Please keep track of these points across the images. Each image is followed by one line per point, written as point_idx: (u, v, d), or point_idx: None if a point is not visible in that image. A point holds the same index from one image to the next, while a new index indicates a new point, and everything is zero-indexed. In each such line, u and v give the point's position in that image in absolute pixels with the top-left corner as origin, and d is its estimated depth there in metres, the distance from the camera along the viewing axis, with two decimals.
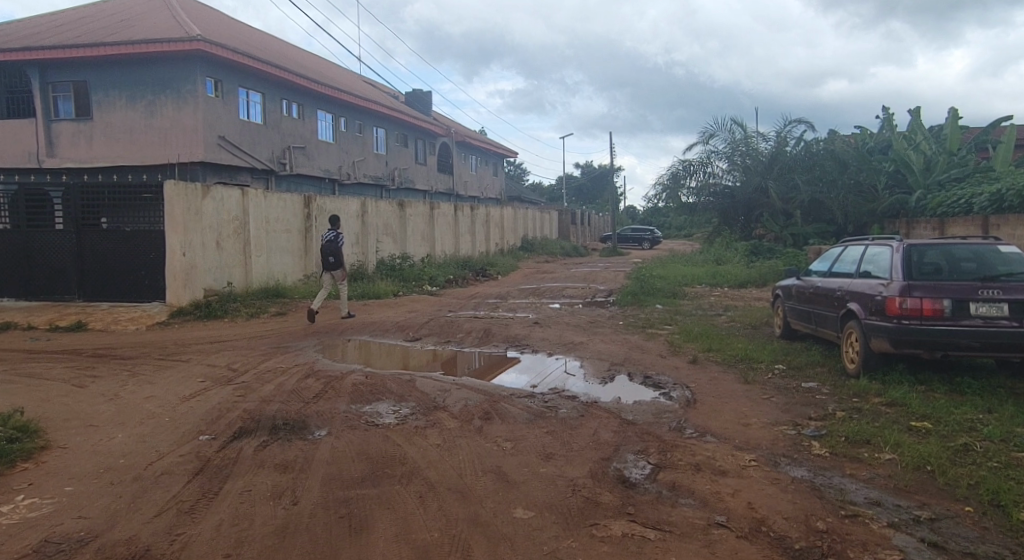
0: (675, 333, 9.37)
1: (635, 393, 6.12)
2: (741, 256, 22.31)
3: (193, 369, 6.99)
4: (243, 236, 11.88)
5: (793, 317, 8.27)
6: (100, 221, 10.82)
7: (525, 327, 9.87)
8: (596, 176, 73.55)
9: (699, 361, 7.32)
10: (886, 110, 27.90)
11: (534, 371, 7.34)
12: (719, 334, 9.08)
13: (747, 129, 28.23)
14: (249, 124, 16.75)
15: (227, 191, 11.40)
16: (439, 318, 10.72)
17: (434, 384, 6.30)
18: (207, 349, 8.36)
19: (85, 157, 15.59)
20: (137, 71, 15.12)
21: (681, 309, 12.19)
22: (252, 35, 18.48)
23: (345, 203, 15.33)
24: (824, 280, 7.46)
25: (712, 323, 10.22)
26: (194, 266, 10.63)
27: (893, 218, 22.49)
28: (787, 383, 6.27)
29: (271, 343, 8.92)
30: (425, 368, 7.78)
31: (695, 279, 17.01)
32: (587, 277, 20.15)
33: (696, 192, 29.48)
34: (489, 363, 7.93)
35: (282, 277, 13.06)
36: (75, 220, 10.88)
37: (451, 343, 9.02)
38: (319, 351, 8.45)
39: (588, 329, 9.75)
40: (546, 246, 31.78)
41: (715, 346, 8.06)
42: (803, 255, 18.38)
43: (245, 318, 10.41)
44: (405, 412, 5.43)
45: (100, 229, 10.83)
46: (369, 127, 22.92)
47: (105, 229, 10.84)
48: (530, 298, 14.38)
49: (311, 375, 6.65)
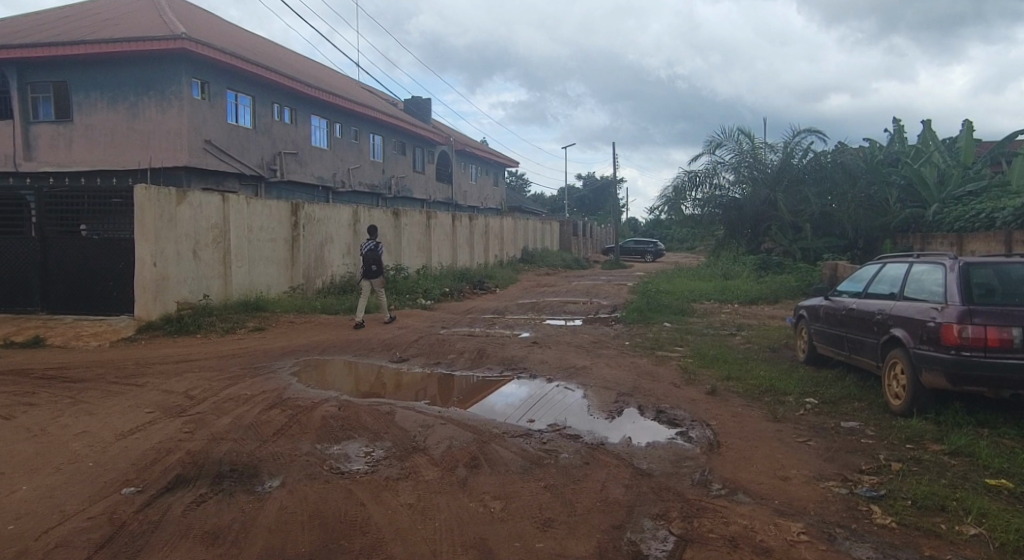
0: (688, 356, 8.52)
1: (648, 432, 5.29)
2: (750, 271, 21.53)
3: (145, 395, 6.16)
4: (222, 244, 11.10)
5: (820, 341, 7.42)
6: (80, 228, 10.09)
7: (522, 347, 9.03)
8: (598, 188, 73.06)
9: (719, 393, 6.47)
10: (896, 122, 27.23)
11: (532, 399, 6.53)
12: (736, 358, 8.23)
13: (755, 140, 27.41)
14: (238, 128, 16.05)
15: (207, 197, 10.64)
16: (430, 336, 9.91)
17: (415, 419, 5.47)
18: (171, 370, 7.54)
19: (63, 160, 14.87)
20: (120, 71, 14.44)
21: (691, 327, 11.36)
22: (244, 36, 17.84)
23: (336, 211, 14.57)
24: (860, 302, 6.61)
25: (727, 344, 9.37)
26: (167, 277, 9.84)
27: (906, 232, 21.74)
28: (824, 421, 5.43)
29: (243, 363, 8.10)
30: (410, 394, 6.96)
31: (703, 295, 16.21)
32: (589, 290, 19.37)
33: (702, 204, 28.68)
34: (482, 388, 7.11)
35: (265, 288, 12.26)
36: (53, 226, 10.17)
37: (441, 365, 8.18)
38: (293, 373, 7.62)
39: (591, 351, 8.90)
40: (548, 258, 31.00)
41: (734, 373, 7.21)
42: (816, 270, 17.57)
43: (219, 335, 9.58)
44: (377, 456, 4.60)
45: (79, 236, 10.11)
46: (365, 134, 22.26)
47: (84, 237, 10.11)
48: (530, 313, 13.57)
49: (277, 406, 5.82)
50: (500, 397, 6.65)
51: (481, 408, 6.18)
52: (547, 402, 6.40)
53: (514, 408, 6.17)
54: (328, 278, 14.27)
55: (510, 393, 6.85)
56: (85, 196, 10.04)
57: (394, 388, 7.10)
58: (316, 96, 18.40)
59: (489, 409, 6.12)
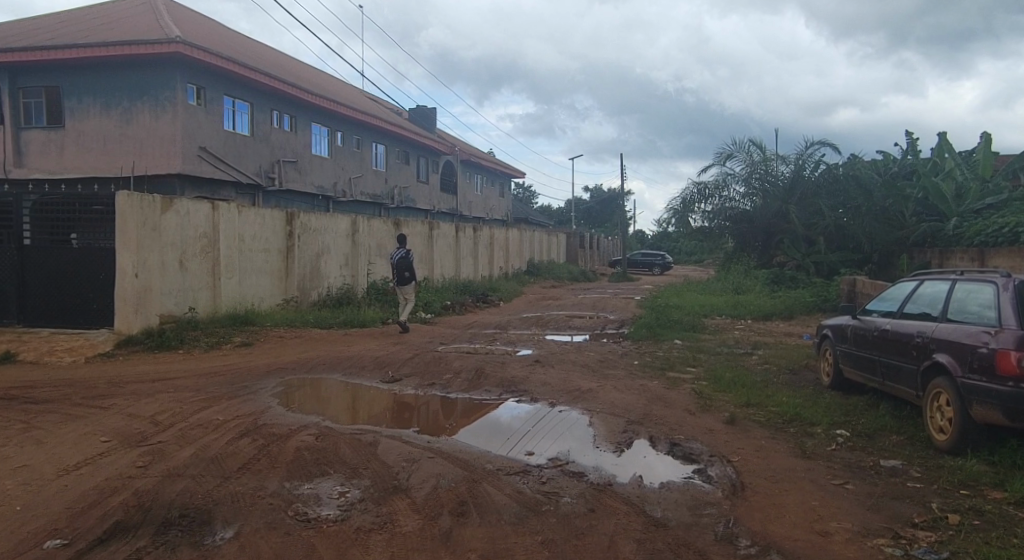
0: (702, 379, 7.87)
1: (661, 470, 4.69)
2: (762, 285, 20.88)
3: (108, 420, 5.62)
4: (211, 254, 10.61)
5: (848, 365, 6.81)
6: (71, 237, 9.61)
7: (523, 367, 8.41)
8: (605, 200, 72.69)
9: (739, 423, 5.83)
10: (909, 135, 26.71)
11: (533, 427, 5.94)
12: (755, 381, 7.57)
13: (766, 152, 27.03)
14: (234, 135, 15.68)
15: (195, 205, 10.17)
16: (426, 353, 9.32)
17: (400, 452, 4.88)
18: (144, 389, 7.01)
19: (54, 166, 14.50)
20: (114, 76, 14.10)
21: (704, 346, 10.70)
22: (244, 42, 17.53)
23: (334, 220, 14.08)
24: (894, 323, 5.99)
25: (743, 365, 8.72)
26: (150, 288, 9.33)
27: (923, 247, 21.03)
28: (861, 459, 4.80)
29: (223, 382, 7.55)
30: (399, 417, 6.39)
31: (714, 310, 15.58)
32: (595, 304, 18.76)
33: (712, 217, 28.36)
34: (478, 412, 6.50)
35: (256, 301, 11.74)
36: (44, 235, 9.73)
37: (435, 386, 7.56)
38: (275, 394, 7.06)
39: (597, 372, 8.27)
40: (554, 270, 30.44)
41: (754, 400, 6.55)
42: (832, 286, 16.90)
43: (202, 350, 9.04)
44: (352, 498, 4.01)
45: (69, 245, 9.62)
46: (368, 142, 21.89)
47: (74, 246, 9.61)
48: (534, 329, 12.99)
49: (248, 434, 5.24)
50: (496, 424, 6.05)
51: (476, 436, 5.57)
52: (550, 430, 5.79)
53: (513, 437, 5.56)
54: (324, 290, 13.73)
55: (508, 418, 6.25)
56: (72, 204, 9.59)
57: (381, 413, 6.52)
58: (316, 103, 18.03)
59: (484, 439, 5.50)
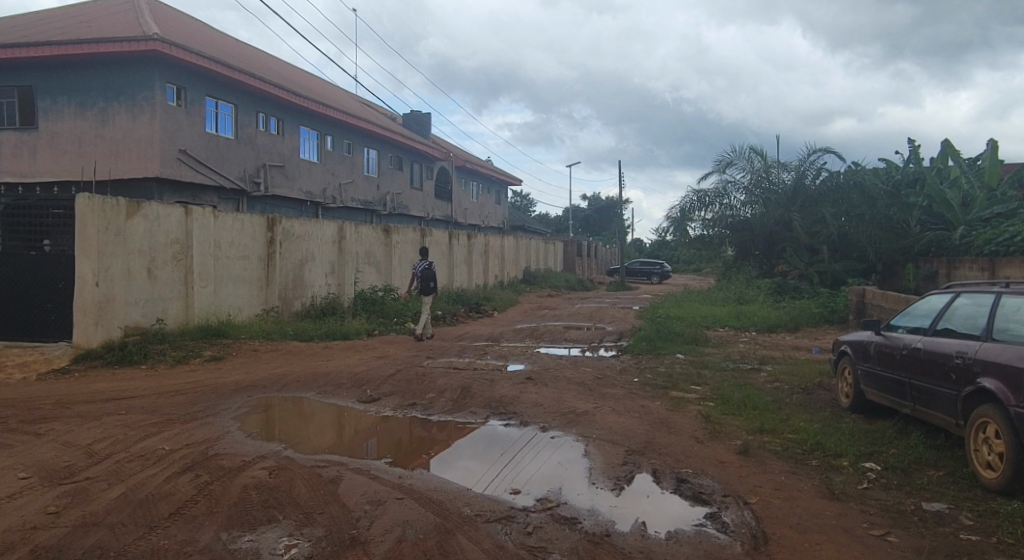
0: (709, 400, 7.19)
1: (667, 514, 4.01)
2: (765, 295, 20.25)
3: (35, 450, 4.90)
4: (183, 262, 9.95)
5: (872, 387, 6.18)
6: (45, 244, 9.03)
7: (513, 385, 7.73)
8: (603, 208, 72.26)
9: (753, 453, 5.15)
10: (912, 142, 26.19)
11: (521, 456, 5.28)
12: (767, 403, 6.88)
13: (768, 159, 26.51)
14: (217, 138, 15.07)
15: (166, 209, 9.52)
16: (410, 369, 8.64)
17: (365, 492, 4.20)
18: (92, 410, 6.31)
19: (26, 169, 13.87)
20: (89, 75, 13.51)
21: (708, 361, 10.03)
22: (230, 43, 16.97)
23: (319, 226, 13.43)
24: (927, 342, 5.35)
25: (752, 384, 8.05)
26: (112, 298, 8.64)
27: (930, 256, 20.39)
28: (900, 502, 4.13)
29: (183, 402, 6.86)
30: (374, 444, 5.73)
31: (716, 322, 14.94)
32: (593, 315, 18.10)
33: (712, 225, 27.85)
34: (459, 439, 5.84)
35: (233, 311, 11.07)
36: (21, 243, 9.22)
37: (416, 408, 6.88)
38: (237, 417, 6.38)
39: (594, 391, 7.58)
40: (551, 279, 29.82)
41: (769, 425, 5.87)
42: (838, 296, 16.27)
43: (167, 366, 8.34)
44: (298, 553, 3.32)
45: (43, 253, 9.02)
46: (359, 147, 21.31)
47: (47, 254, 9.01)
48: (527, 341, 12.33)
49: (192, 469, 4.54)
50: (480, 453, 5.39)
51: (456, 470, 4.90)
52: (540, 462, 5.12)
53: (497, 470, 4.89)
54: (308, 300, 13.07)
55: (493, 446, 5.58)
56: (47, 210, 9.05)
57: (353, 438, 5.85)
58: (304, 105, 17.46)
59: (465, 473, 4.83)
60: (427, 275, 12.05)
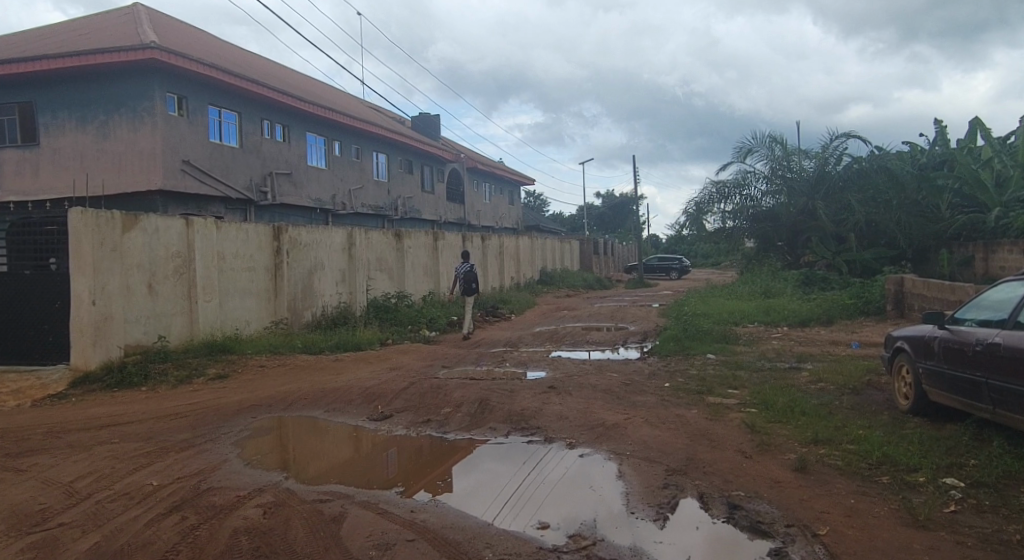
0: (751, 406, 6.53)
1: (725, 551, 3.39)
2: (792, 287, 19.43)
3: (12, 491, 4.44)
4: (185, 276, 9.55)
5: (938, 388, 5.48)
6: (51, 261, 8.57)
7: (535, 396, 7.13)
8: (618, 205, 71.38)
9: (813, 471, 4.50)
10: (939, 123, 25.07)
11: (546, 477, 4.72)
12: (818, 408, 6.21)
13: (788, 146, 25.67)
14: (221, 147, 14.74)
15: (165, 221, 9.15)
16: (424, 381, 8.11)
17: (371, 533, 3.64)
18: (83, 440, 5.85)
19: (29, 187, 13.66)
20: (89, 88, 13.25)
21: (743, 361, 9.33)
22: (232, 50, 16.67)
23: (327, 233, 12.99)
24: (1005, 336, 4.65)
25: (795, 385, 7.37)
26: (111, 317, 8.23)
27: (965, 240, 19.33)
28: (1000, 530, 3.44)
29: (182, 427, 6.38)
30: (386, 465, 5.21)
31: (744, 317, 14.20)
32: (614, 314, 17.44)
33: (733, 216, 27.11)
34: (476, 458, 5.28)
35: (240, 326, 10.66)
36: (25, 261, 8.72)
37: (430, 425, 6.33)
38: (237, 442, 5.88)
39: (623, 400, 6.95)
40: (568, 278, 29.21)
41: (825, 435, 5.20)
42: (872, 286, 15.40)
43: (169, 387, 7.90)
44: None
45: (50, 271, 8.57)
46: (368, 151, 20.92)
47: (55, 272, 8.56)
48: (548, 345, 11.74)
49: (178, 510, 4.03)
50: (493, 476, 4.81)
51: (471, 499, 4.31)
52: (567, 484, 4.56)
53: (516, 498, 4.30)
54: (319, 310, 12.64)
55: (504, 468, 4.99)
56: (53, 227, 8.57)
57: (362, 461, 5.33)
58: (309, 110, 17.08)
59: (484, 503, 4.24)
60: (470, 276, 13.41)
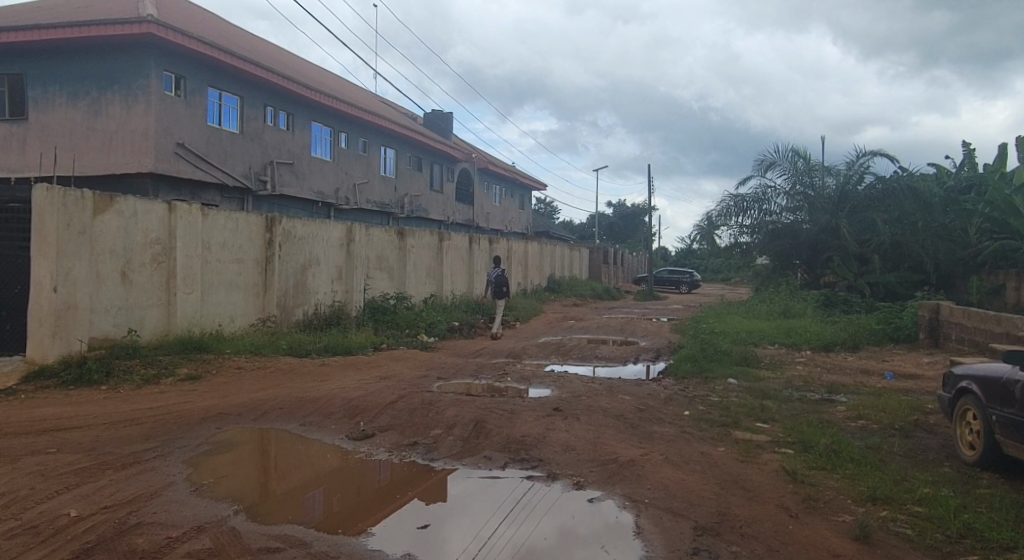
0: (787, 446, 5.66)
1: None
2: (812, 308, 18.48)
3: None
4: (164, 266, 8.81)
5: (1014, 439, 4.58)
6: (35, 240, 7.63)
7: (538, 420, 6.27)
8: (629, 215, 70.52)
9: (879, 542, 3.61)
10: (969, 146, 24.03)
11: (542, 503, 4.25)
12: (868, 454, 5.31)
13: (811, 161, 24.73)
14: (218, 132, 14.09)
15: (144, 205, 8.42)
16: (415, 395, 7.27)
17: None
18: (15, 448, 5.05)
19: (16, 164, 13.11)
20: (83, 63, 12.67)
21: (768, 388, 8.43)
22: (238, 33, 16.05)
23: (325, 228, 12.23)
24: None
25: (833, 422, 6.48)
26: (75, 306, 7.48)
27: (996, 267, 18.34)
28: None
29: (133, 437, 5.56)
30: (358, 493, 4.47)
31: (764, 338, 13.30)
32: (623, 327, 16.57)
33: (750, 231, 26.06)
34: (464, 492, 4.49)
35: (223, 322, 9.90)
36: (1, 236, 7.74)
37: (415, 449, 5.48)
38: (190, 459, 5.07)
39: (638, 430, 6.09)
40: (576, 288, 28.38)
41: (884, 492, 4.31)
42: (901, 312, 14.44)
43: (132, 387, 7.12)
44: None
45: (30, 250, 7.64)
46: (376, 146, 20.21)
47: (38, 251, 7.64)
48: (553, 359, 10.89)
49: (87, 555, 3.22)
50: (490, 487, 4.58)
51: (446, 530, 3.78)
52: (560, 514, 4.05)
53: (494, 535, 3.72)
54: (312, 308, 11.88)
55: (493, 490, 4.52)
56: None
57: (331, 488, 4.56)
58: (315, 99, 16.42)
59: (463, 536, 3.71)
60: (500, 280, 14.10)
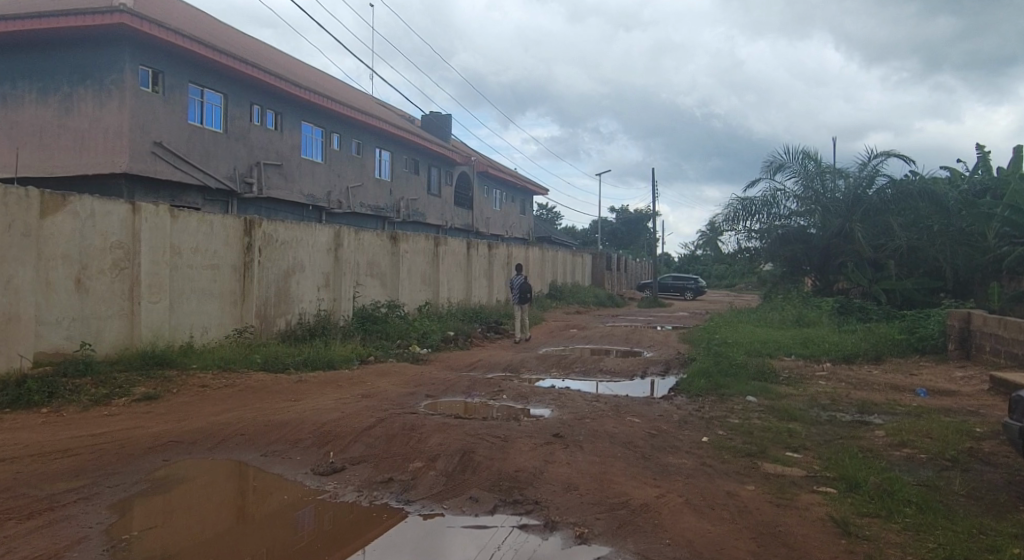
0: (828, 484, 4.80)
1: None
2: (827, 316, 17.60)
3: None
4: (127, 272, 8.01)
5: None
6: None
7: (535, 450, 5.44)
8: (632, 222, 69.74)
9: None
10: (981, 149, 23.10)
11: (546, 545, 3.63)
12: (927, 496, 4.45)
13: (822, 162, 23.82)
14: (200, 131, 13.39)
15: (104, 205, 7.65)
16: (398, 418, 6.43)
17: None
18: None
19: None
20: (56, 58, 12.05)
21: (792, 407, 7.56)
22: (223, 28, 15.34)
23: (310, 231, 11.44)
24: None
25: (876, 453, 5.62)
26: (19, 317, 6.69)
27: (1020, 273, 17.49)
28: None
29: (59, 472, 4.74)
30: (316, 539, 3.71)
31: (780, 349, 12.44)
32: (628, 337, 15.70)
33: (759, 236, 25.20)
34: (449, 537, 3.73)
35: (196, 332, 9.12)
36: None
37: (390, 489, 4.64)
38: (118, 501, 4.26)
39: (651, 463, 5.24)
40: (579, 294, 27.53)
41: (961, 552, 3.45)
42: (925, 321, 13.54)
43: (77, 410, 6.30)
44: None
45: None
46: (370, 147, 19.48)
47: None
48: (554, 373, 10.04)
49: None
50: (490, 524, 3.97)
51: None
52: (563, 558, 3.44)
53: None
54: (295, 318, 11.09)
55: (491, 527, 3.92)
56: None
57: (282, 535, 3.77)
58: (304, 96, 15.69)
59: None
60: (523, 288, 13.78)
